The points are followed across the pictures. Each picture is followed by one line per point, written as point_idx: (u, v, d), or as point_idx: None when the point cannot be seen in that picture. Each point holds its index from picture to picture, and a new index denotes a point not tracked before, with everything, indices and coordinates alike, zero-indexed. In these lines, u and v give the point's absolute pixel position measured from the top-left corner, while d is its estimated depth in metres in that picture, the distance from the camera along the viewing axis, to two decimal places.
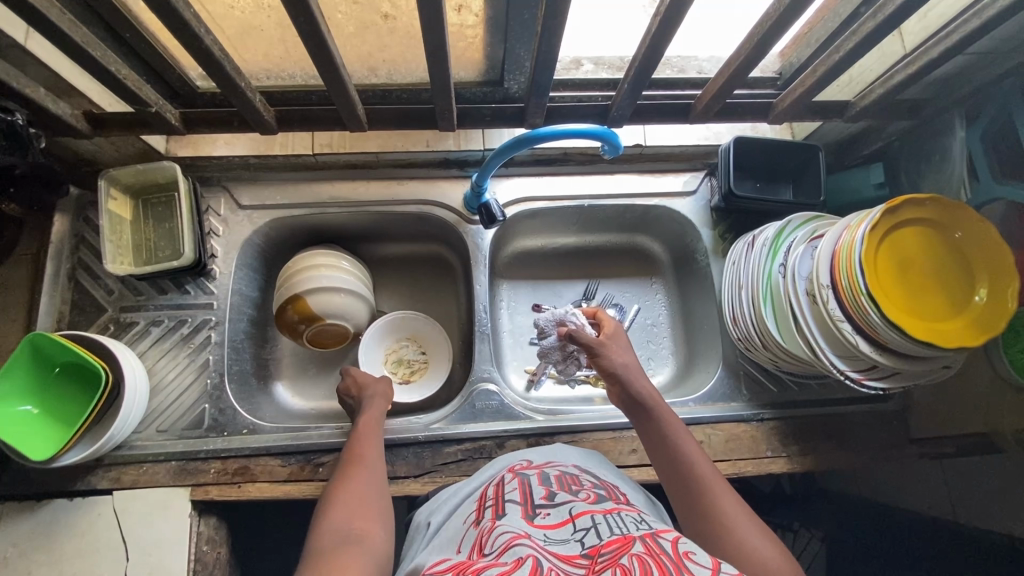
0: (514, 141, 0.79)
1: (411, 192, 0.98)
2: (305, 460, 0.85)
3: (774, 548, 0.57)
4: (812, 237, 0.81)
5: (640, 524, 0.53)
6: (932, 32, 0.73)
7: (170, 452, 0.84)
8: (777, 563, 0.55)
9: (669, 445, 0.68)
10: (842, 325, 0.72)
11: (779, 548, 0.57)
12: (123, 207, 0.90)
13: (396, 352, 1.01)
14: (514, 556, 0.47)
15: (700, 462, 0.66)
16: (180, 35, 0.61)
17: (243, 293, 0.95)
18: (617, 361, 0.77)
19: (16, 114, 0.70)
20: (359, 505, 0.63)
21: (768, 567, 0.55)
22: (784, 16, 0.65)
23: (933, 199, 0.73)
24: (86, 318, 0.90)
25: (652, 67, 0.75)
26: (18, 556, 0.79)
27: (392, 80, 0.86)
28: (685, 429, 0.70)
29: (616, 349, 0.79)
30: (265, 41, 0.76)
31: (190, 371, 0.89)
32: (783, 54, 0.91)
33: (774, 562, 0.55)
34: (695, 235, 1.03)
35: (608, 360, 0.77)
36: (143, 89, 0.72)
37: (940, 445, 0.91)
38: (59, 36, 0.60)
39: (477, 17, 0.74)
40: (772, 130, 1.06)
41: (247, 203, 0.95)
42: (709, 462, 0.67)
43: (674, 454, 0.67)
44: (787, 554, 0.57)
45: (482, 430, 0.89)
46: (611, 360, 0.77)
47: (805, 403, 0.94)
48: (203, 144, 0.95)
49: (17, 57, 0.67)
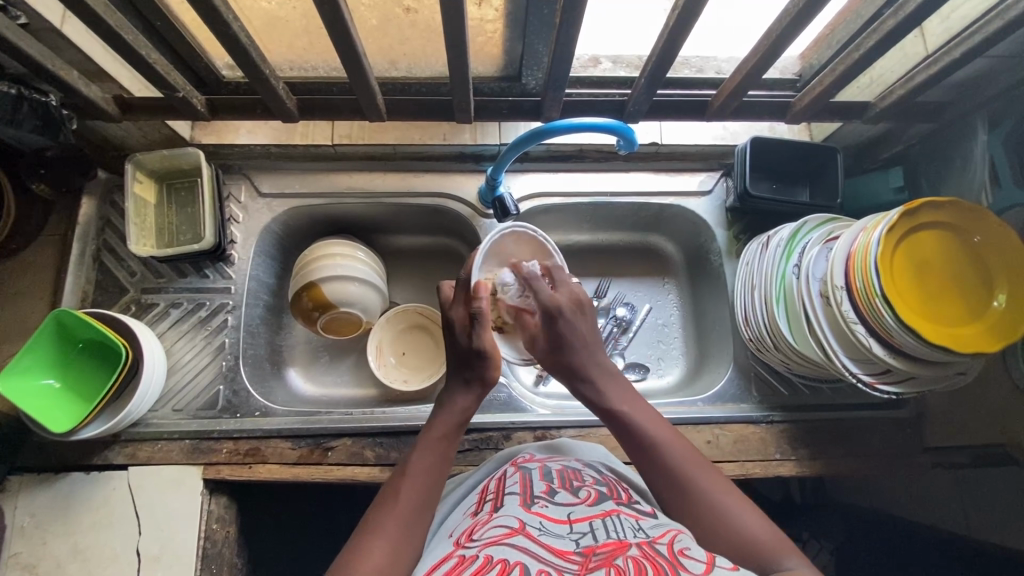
0: (529, 133, 0.80)
1: (427, 185, 1.00)
2: (315, 444, 0.87)
3: (761, 521, 0.55)
4: (827, 239, 0.80)
5: (637, 531, 0.52)
6: (955, 33, 0.73)
7: (185, 431, 0.86)
8: (770, 541, 0.53)
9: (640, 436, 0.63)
10: (856, 328, 0.71)
11: (766, 523, 0.55)
12: (148, 190, 0.92)
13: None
14: (502, 554, 0.48)
15: (675, 446, 0.62)
16: (209, 22, 0.63)
17: (260, 279, 0.97)
18: (571, 352, 0.68)
19: (50, 96, 0.74)
20: (420, 515, 0.56)
21: (758, 547, 0.53)
22: (803, 12, 0.65)
23: (953, 202, 0.72)
24: (109, 298, 0.92)
25: (668, 64, 0.75)
26: (34, 525, 0.81)
27: (411, 73, 0.87)
28: (655, 413, 0.65)
29: (569, 333, 0.68)
30: (290, 32, 0.78)
31: (206, 353, 0.91)
32: (803, 56, 0.90)
33: (768, 543, 0.53)
34: (709, 235, 1.03)
35: (566, 353, 0.68)
36: (172, 74, 0.74)
37: (955, 455, 0.90)
38: (94, 19, 0.62)
39: (497, 12, 0.75)
40: (790, 131, 1.05)
41: (267, 191, 0.97)
42: (684, 445, 0.62)
43: (646, 447, 0.62)
44: (775, 526, 0.55)
45: (489, 421, 0.89)
46: (565, 352, 0.68)
47: (816, 407, 0.93)
48: (226, 131, 0.97)
49: (53, 41, 0.70)
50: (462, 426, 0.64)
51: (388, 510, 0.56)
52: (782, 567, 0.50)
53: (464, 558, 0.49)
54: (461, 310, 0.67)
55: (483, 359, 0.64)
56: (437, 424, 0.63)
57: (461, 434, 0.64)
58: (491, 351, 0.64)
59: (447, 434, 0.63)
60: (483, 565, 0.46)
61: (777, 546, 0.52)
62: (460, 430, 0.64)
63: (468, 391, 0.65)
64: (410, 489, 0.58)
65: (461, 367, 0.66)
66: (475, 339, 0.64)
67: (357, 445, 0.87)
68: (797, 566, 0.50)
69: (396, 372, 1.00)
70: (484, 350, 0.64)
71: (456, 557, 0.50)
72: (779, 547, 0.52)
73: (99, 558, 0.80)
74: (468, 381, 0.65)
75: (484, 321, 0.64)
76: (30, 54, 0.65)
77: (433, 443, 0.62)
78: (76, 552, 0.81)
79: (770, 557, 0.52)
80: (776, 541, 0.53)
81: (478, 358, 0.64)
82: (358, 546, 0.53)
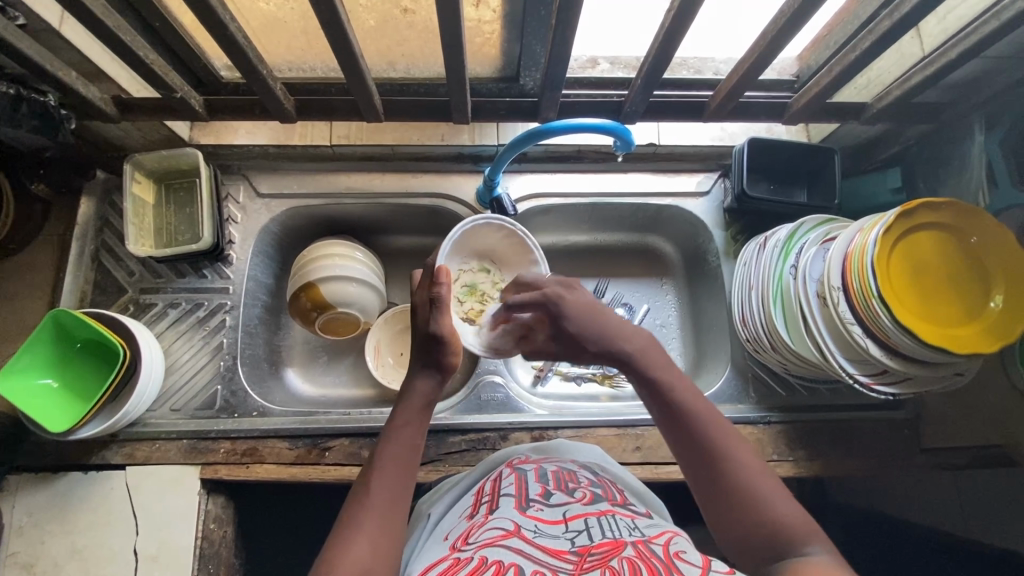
0: (525, 134, 0.81)
1: (425, 186, 1.00)
2: (312, 444, 0.87)
3: (788, 503, 0.54)
4: (824, 239, 0.80)
5: (633, 530, 0.52)
6: (951, 34, 0.73)
7: (182, 431, 0.86)
8: (796, 523, 0.52)
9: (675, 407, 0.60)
10: (853, 328, 0.71)
11: (795, 504, 0.54)
12: (147, 191, 0.93)
13: (472, 274, 0.90)
14: (497, 556, 0.48)
15: (710, 420, 0.59)
16: (207, 23, 0.63)
17: (259, 280, 0.98)
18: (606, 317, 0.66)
19: (48, 96, 0.74)
20: (399, 506, 0.57)
21: (787, 529, 0.52)
22: (798, 14, 0.66)
23: (947, 203, 0.72)
24: (107, 298, 0.92)
25: (665, 65, 0.75)
26: (32, 525, 0.81)
27: (409, 74, 0.88)
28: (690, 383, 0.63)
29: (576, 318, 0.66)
30: (289, 33, 0.78)
31: (203, 353, 0.91)
32: (800, 57, 0.91)
33: (797, 525, 0.52)
34: (707, 236, 1.03)
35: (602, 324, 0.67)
36: (169, 75, 0.74)
37: (951, 456, 0.90)
38: (91, 20, 0.63)
39: (495, 13, 0.75)
40: (788, 132, 1.05)
41: (265, 192, 0.97)
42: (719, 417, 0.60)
43: (681, 419, 0.60)
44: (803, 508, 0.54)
45: (486, 422, 0.89)
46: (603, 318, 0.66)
47: (814, 408, 0.93)
48: (225, 132, 0.97)
49: (52, 41, 0.71)
50: (427, 410, 0.63)
51: (365, 506, 0.55)
52: (804, 554, 0.50)
53: (459, 560, 0.49)
54: (421, 293, 0.67)
55: (442, 345, 0.63)
56: (402, 411, 0.62)
57: (427, 419, 0.63)
58: (449, 337, 0.63)
59: (410, 422, 0.62)
60: (478, 567, 0.46)
61: (803, 529, 0.52)
62: (426, 413, 0.63)
63: (427, 374, 0.64)
64: (383, 484, 0.57)
65: (422, 351, 0.65)
66: (433, 324, 0.63)
67: (355, 445, 0.87)
68: (822, 553, 0.50)
69: (394, 372, 1.00)
70: (441, 335, 0.63)
71: (451, 559, 0.50)
72: (805, 528, 0.52)
73: (97, 558, 0.81)
74: (428, 365, 0.64)
75: (444, 306, 0.63)
76: (29, 56, 0.65)
77: (397, 432, 0.61)
78: (73, 551, 0.81)
79: (796, 540, 0.51)
80: (803, 523, 0.52)
81: (437, 344, 0.63)
82: (339, 544, 0.52)
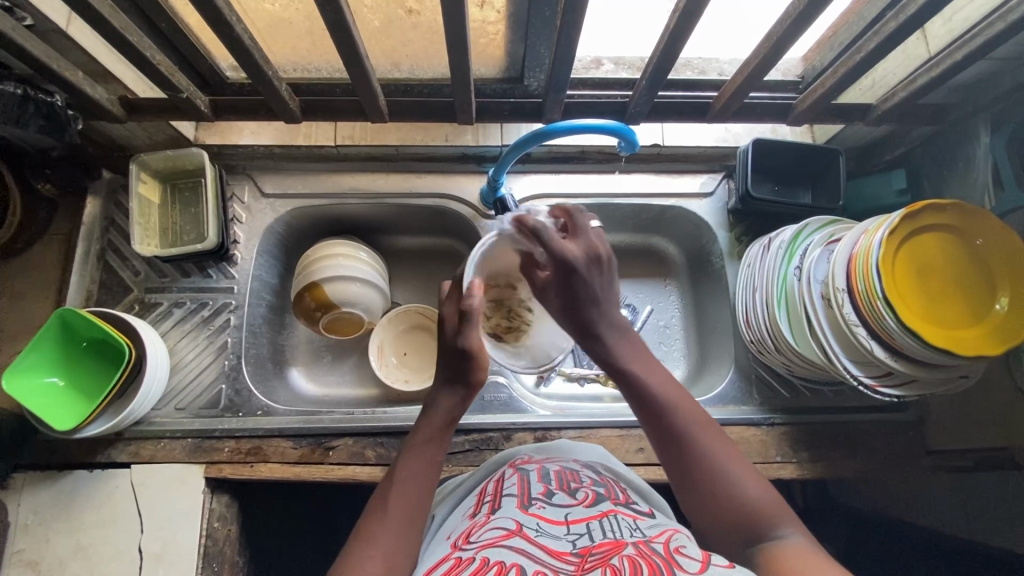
0: (530, 135, 0.81)
1: (428, 186, 1.00)
2: (316, 443, 0.87)
3: (761, 486, 0.55)
4: (829, 241, 0.80)
5: (634, 530, 0.52)
6: (957, 35, 0.72)
7: (187, 430, 0.87)
8: (769, 505, 0.54)
9: (650, 394, 0.61)
10: (857, 330, 0.71)
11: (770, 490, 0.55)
12: (152, 191, 0.93)
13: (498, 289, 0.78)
14: (499, 555, 0.48)
15: (683, 407, 0.60)
16: (213, 24, 0.63)
17: (263, 279, 0.98)
18: (587, 302, 0.64)
19: (55, 96, 0.75)
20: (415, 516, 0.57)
21: (759, 511, 0.53)
22: (803, 14, 0.65)
23: (953, 204, 0.72)
24: (113, 297, 0.93)
25: (669, 66, 0.76)
26: (38, 523, 0.82)
27: (413, 75, 0.88)
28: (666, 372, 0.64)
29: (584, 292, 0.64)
30: (294, 34, 0.78)
31: (208, 352, 0.92)
32: (805, 57, 0.90)
33: (769, 507, 0.53)
34: (711, 237, 1.03)
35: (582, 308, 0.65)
36: (175, 75, 0.75)
37: (957, 458, 0.89)
38: (97, 20, 0.63)
39: (499, 14, 0.75)
40: (792, 133, 1.05)
41: (270, 191, 0.98)
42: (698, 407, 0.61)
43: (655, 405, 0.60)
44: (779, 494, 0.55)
45: (489, 422, 0.90)
46: (581, 302, 0.64)
47: (818, 410, 0.93)
48: (230, 132, 0.98)
49: (59, 43, 0.71)
50: (449, 427, 0.64)
51: (382, 514, 0.56)
52: (779, 535, 0.51)
53: (461, 560, 0.49)
54: (450, 308, 0.67)
55: (468, 361, 0.64)
56: (423, 427, 0.63)
57: (449, 438, 0.64)
58: (477, 353, 0.64)
59: (429, 439, 0.62)
60: (480, 569, 0.46)
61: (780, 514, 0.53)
62: (448, 430, 0.64)
63: (452, 391, 0.65)
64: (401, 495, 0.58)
65: (449, 366, 0.65)
66: (463, 338, 0.64)
67: (358, 445, 0.87)
68: (795, 535, 0.51)
69: (397, 372, 1.00)
70: (469, 350, 0.64)
71: (453, 560, 0.50)
72: (777, 509, 0.53)
73: (102, 556, 0.81)
74: (452, 382, 0.65)
75: (474, 319, 0.63)
76: (36, 56, 0.66)
77: (415, 448, 0.62)
78: (79, 549, 0.81)
79: (767, 521, 0.52)
80: (776, 505, 0.54)
81: (465, 359, 0.64)
82: (354, 552, 0.53)
